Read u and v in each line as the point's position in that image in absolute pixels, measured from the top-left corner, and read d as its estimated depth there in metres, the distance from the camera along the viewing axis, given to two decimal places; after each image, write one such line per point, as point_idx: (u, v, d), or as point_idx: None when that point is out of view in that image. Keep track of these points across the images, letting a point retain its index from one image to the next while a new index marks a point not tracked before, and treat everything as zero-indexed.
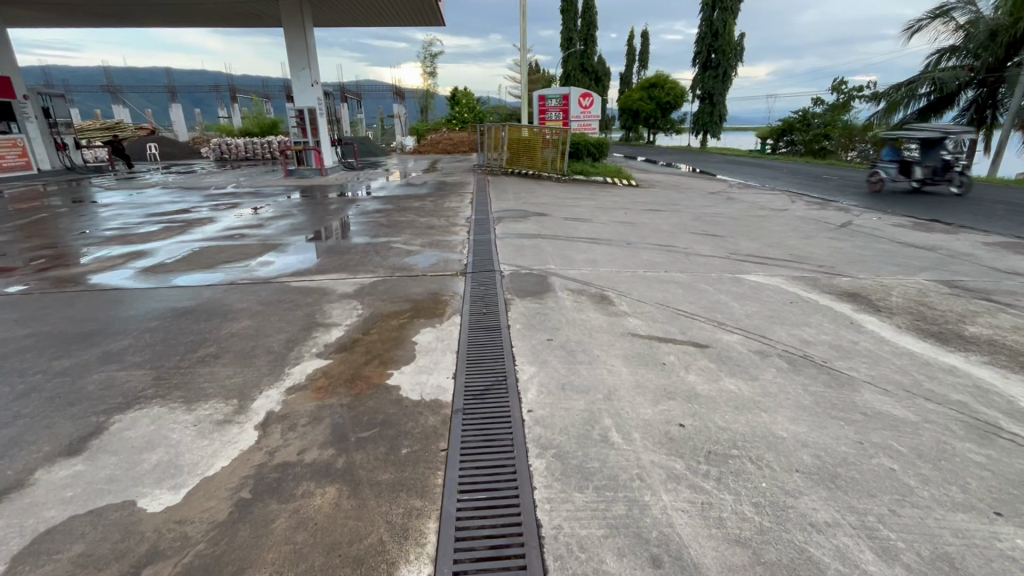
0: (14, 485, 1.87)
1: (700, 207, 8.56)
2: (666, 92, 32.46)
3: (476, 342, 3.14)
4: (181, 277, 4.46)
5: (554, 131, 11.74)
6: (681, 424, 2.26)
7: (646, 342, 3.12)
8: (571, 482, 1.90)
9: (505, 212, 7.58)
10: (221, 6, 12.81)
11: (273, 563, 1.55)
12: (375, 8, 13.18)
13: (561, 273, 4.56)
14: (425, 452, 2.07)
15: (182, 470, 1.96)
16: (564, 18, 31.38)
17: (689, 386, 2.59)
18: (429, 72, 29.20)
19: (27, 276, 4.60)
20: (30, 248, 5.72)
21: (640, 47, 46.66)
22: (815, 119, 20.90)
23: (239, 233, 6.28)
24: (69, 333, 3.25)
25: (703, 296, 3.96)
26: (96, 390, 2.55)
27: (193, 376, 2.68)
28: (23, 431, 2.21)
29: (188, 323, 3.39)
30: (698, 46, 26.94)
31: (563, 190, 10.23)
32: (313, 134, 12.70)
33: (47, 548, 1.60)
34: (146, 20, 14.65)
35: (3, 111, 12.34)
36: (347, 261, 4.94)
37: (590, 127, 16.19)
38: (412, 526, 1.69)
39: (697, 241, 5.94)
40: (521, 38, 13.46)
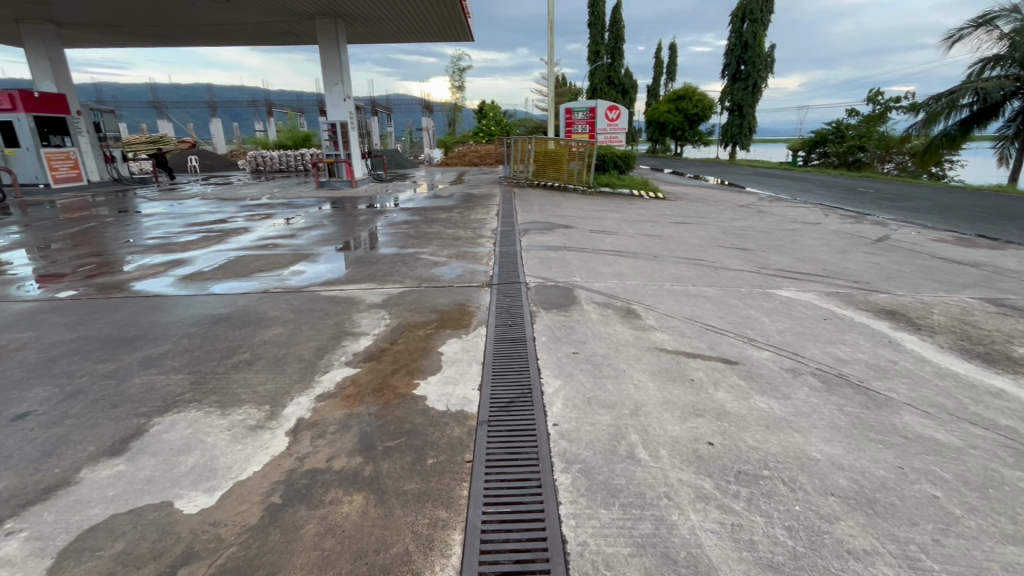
0: (60, 483, 1.96)
1: (728, 220, 8.43)
2: (694, 105, 32.14)
3: (501, 353, 3.16)
4: (217, 284, 4.64)
5: (580, 144, 11.79)
6: (709, 443, 2.21)
7: (673, 358, 3.07)
8: (597, 498, 1.88)
9: (531, 224, 7.63)
10: (262, 26, 13.35)
11: (303, 568, 1.58)
12: (407, 25, 13.56)
13: (587, 285, 4.54)
14: (450, 463, 2.08)
15: (217, 473, 2.02)
16: (591, 31, 31.49)
17: (718, 404, 2.54)
18: (457, 86, 29.67)
19: (75, 283, 4.84)
20: (79, 255, 6.04)
21: (668, 60, 46.70)
22: (849, 130, 20.45)
23: (271, 243, 6.47)
24: (114, 337, 3.41)
25: (732, 311, 3.89)
26: (137, 393, 2.66)
27: (229, 382, 2.77)
28: (70, 430, 2.32)
29: (224, 330, 3.51)
30: (727, 58, 26.67)
31: (588, 202, 10.23)
32: (344, 147, 13.05)
33: (90, 545, 1.66)
34: (191, 40, 15.37)
35: (58, 127, 13.09)
36: (376, 271, 5.04)
37: (617, 140, 16.14)
38: (438, 537, 1.70)
39: (725, 255, 5.84)
40: (549, 52, 13.60)
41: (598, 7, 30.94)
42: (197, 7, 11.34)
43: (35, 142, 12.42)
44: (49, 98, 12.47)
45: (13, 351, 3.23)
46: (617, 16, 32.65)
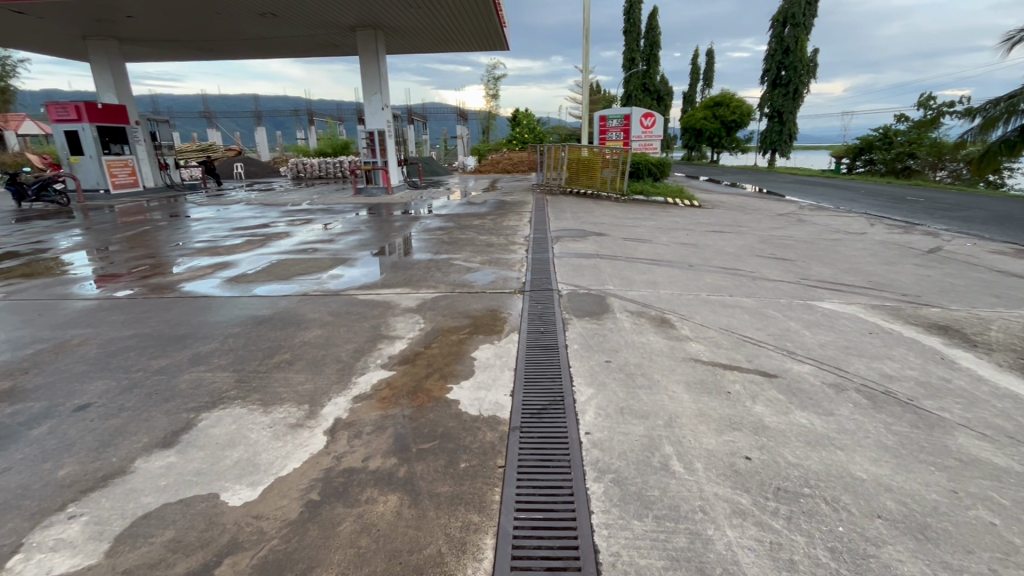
0: (117, 472, 2.08)
1: (767, 229, 8.21)
2: (731, 111, 31.47)
3: (533, 360, 3.17)
4: (261, 286, 4.83)
5: (614, 151, 11.72)
6: (747, 457, 2.15)
7: (709, 369, 3.01)
8: (630, 509, 1.85)
9: (564, 231, 7.62)
10: (306, 39, 13.86)
11: (340, 565, 1.62)
12: (444, 36, 13.83)
13: (620, 293, 4.51)
14: (483, 467, 2.10)
15: (259, 468, 2.10)
16: (626, 38, 31.34)
17: (756, 417, 2.47)
18: (492, 94, 30.01)
19: (131, 283, 5.13)
20: (135, 257, 6.39)
21: (705, 66, 46.09)
22: (897, 137, 19.60)
23: (311, 247, 6.68)
24: (165, 335, 3.59)
25: (772, 323, 3.78)
26: (186, 388, 2.80)
27: (270, 380, 2.87)
28: (126, 422, 2.45)
29: (266, 330, 3.64)
30: (767, 64, 26.00)
31: (622, 210, 10.14)
32: (381, 155, 13.38)
33: (143, 532, 1.75)
34: (240, 53, 16.09)
35: (118, 136, 13.92)
36: (411, 276, 5.14)
37: (652, 147, 15.96)
38: (470, 540, 1.72)
39: (764, 265, 5.68)
40: (584, 60, 13.62)
41: (634, 14, 30.73)
42: (246, 22, 11.87)
43: (97, 151, 13.25)
44: (111, 108, 13.28)
45: (74, 346, 3.44)
46: (653, 23, 32.40)
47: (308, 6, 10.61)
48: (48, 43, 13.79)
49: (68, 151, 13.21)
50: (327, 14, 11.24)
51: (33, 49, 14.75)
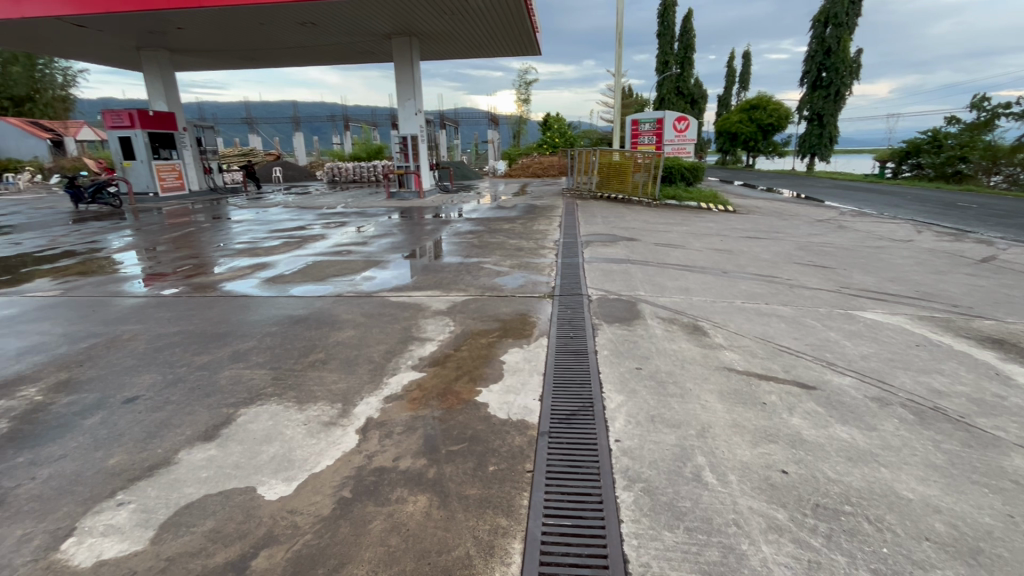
0: (162, 462, 2.17)
1: (806, 235, 7.96)
2: (768, 115, 30.60)
3: (563, 365, 3.16)
4: (297, 287, 4.97)
5: (646, 155, 11.60)
6: (783, 471, 2.09)
7: (744, 379, 2.93)
8: (660, 519, 1.82)
9: (594, 235, 7.57)
10: (344, 46, 14.24)
11: (370, 563, 1.64)
12: (478, 42, 13.99)
13: (651, 299, 4.45)
14: (511, 471, 2.10)
15: (294, 464, 2.15)
16: (660, 42, 31.03)
17: (793, 430, 2.39)
18: (523, 99, 30.14)
19: (176, 281, 5.37)
20: (180, 257, 6.69)
21: (742, 69, 45.16)
22: (948, 140, 18.70)
23: (345, 249, 6.84)
24: (207, 333, 3.73)
25: (810, 333, 3.65)
26: (226, 384, 2.90)
27: (305, 379, 2.95)
28: (171, 415, 2.56)
29: (301, 330, 3.75)
30: (806, 65, 25.22)
31: (654, 214, 10.01)
32: (414, 159, 13.59)
33: (186, 521, 1.83)
34: (281, 61, 16.67)
35: (167, 141, 14.61)
36: (441, 279, 5.20)
37: (685, 151, 15.71)
38: (498, 544, 1.72)
39: (802, 273, 5.50)
40: (617, 64, 13.53)
41: (668, 17, 30.38)
42: (287, 32, 12.28)
43: (148, 156, 13.94)
44: (161, 116, 13.96)
45: (125, 340, 3.62)
46: (687, 25, 31.94)
47: (347, 15, 10.91)
48: (106, 55, 14.63)
49: (121, 156, 13.95)
50: (365, 22, 11.54)
51: (92, 60, 15.67)
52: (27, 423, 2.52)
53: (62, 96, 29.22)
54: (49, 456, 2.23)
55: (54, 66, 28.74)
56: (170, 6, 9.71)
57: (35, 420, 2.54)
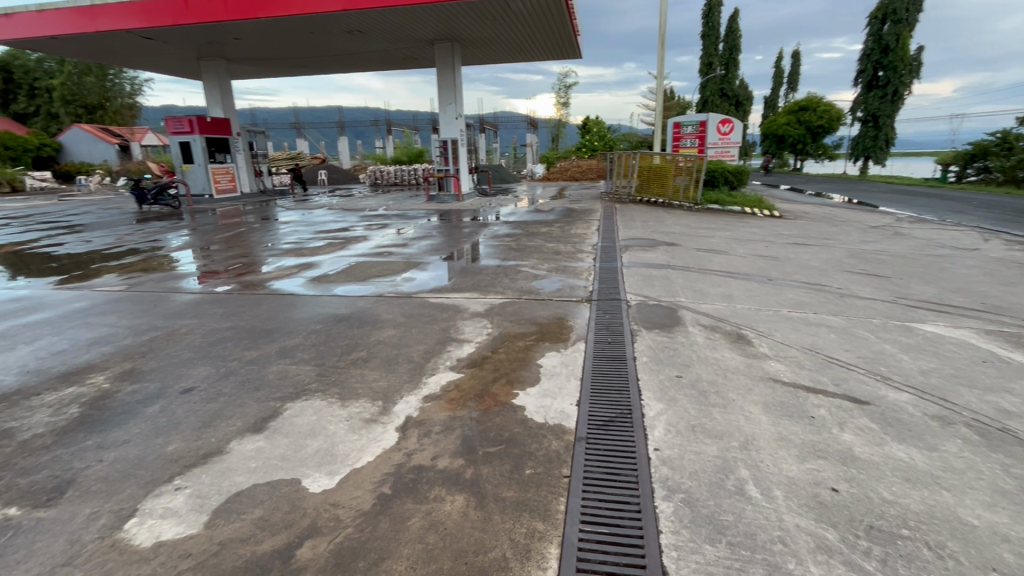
0: (215, 451, 2.28)
1: (858, 242, 7.59)
2: (818, 116, 29.36)
3: (600, 370, 3.12)
4: (340, 286, 5.14)
5: (689, 159, 11.36)
6: (833, 489, 1.99)
7: (790, 391, 2.81)
8: (701, 532, 1.77)
9: (633, 240, 7.46)
10: (389, 53, 14.63)
11: (408, 559, 1.67)
12: (520, 47, 14.06)
13: (692, 306, 4.35)
14: (548, 476, 2.10)
15: (337, 459, 2.22)
16: (704, 43, 30.38)
17: (845, 447, 2.28)
18: (562, 102, 30.11)
19: (228, 279, 5.65)
20: (233, 256, 7.02)
21: (790, 69, 43.65)
22: (1020, 142, 17.44)
23: (386, 251, 7.01)
24: (256, 329, 3.91)
25: (862, 345, 3.48)
26: (274, 378, 3.03)
27: (347, 375, 3.05)
28: (223, 406, 2.69)
29: (344, 328, 3.86)
30: (861, 64, 24.07)
31: (696, 219, 9.79)
32: (453, 162, 13.78)
33: (236, 509, 1.91)
34: (329, 68, 17.25)
35: (222, 146, 15.39)
36: (479, 282, 5.25)
37: (729, 154, 15.28)
38: (534, 548, 1.72)
39: (853, 281, 5.24)
40: (659, 66, 13.32)
41: (714, 17, 29.67)
42: (335, 39, 12.70)
43: (205, 159, 14.71)
44: (218, 121, 14.75)
45: (182, 334, 3.83)
46: (733, 25, 31.11)
47: (392, 23, 11.19)
48: (171, 65, 15.60)
49: (181, 160, 14.80)
50: (410, 29, 11.79)
51: (158, 70, 16.69)
52: (95, 408, 2.70)
53: (129, 103, 31.27)
54: (115, 440, 2.38)
55: (124, 75, 30.80)
56: (228, 17, 10.31)
57: (102, 406, 2.73)
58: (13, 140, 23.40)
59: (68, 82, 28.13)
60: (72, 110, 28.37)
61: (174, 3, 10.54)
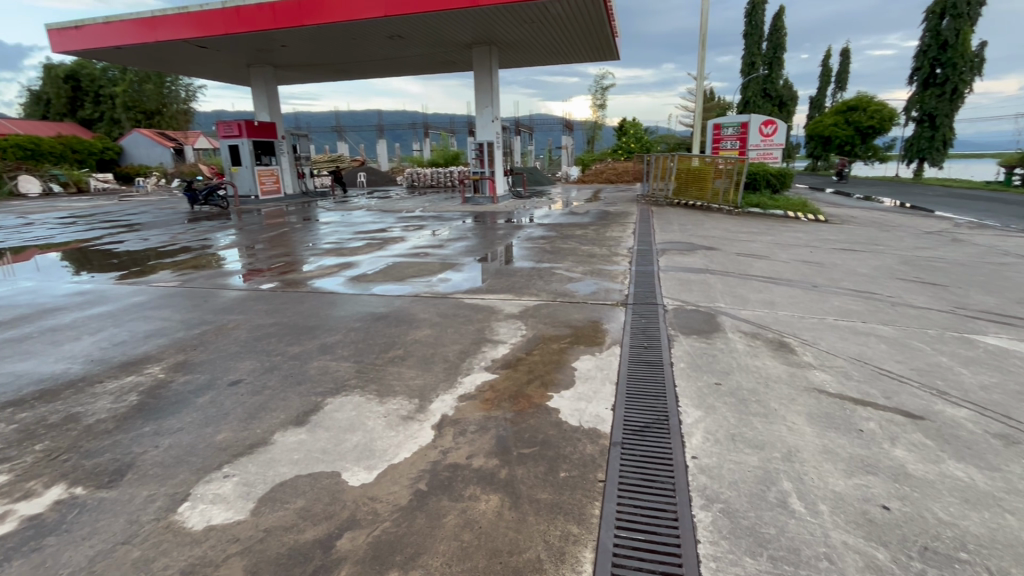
0: (261, 442, 2.37)
1: (911, 248, 7.21)
2: (868, 116, 28.05)
3: (636, 375, 3.08)
4: (378, 286, 5.26)
5: (729, 161, 11.06)
6: (884, 506, 1.90)
7: (837, 402, 2.70)
8: (741, 544, 1.73)
9: (670, 243, 7.32)
10: (427, 57, 14.88)
11: (444, 555, 1.70)
12: (557, 49, 14.04)
13: (732, 312, 4.23)
14: (583, 479, 2.08)
15: (376, 454, 2.28)
16: (747, 42, 29.57)
17: (896, 463, 2.17)
18: (598, 104, 29.87)
19: (272, 277, 5.86)
20: (276, 255, 7.27)
21: (838, 68, 41.95)
22: None
23: (422, 251, 7.13)
24: (298, 325, 4.04)
25: (916, 357, 3.31)
26: (315, 373, 3.13)
27: (385, 373, 3.12)
28: (268, 399, 2.80)
29: (382, 327, 3.95)
30: (917, 61, 22.86)
31: (736, 222, 9.53)
32: (489, 165, 13.88)
33: (280, 499, 1.98)
34: (369, 73, 17.68)
35: (268, 149, 16.00)
36: (513, 283, 5.27)
37: (771, 156, 14.78)
38: (569, 551, 1.71)
39: (906, 290, 4.99)
40: (699, 66, 13.05)
41: (757, 16, 28.87)
42: (375, 45, 13.02)
43: (251, 162, 15.34)
44: (265, 125, 15.42)
45: (230, 329, 4.01)
46: (778, 23, 30.18)
47: (432, 28, 11.40)
48: (222, 72, 16.39)
49: (230, 162, 15.46)
50: (449, 34, 11.98)
51: (210, 78, 17.50)
52: (152, 396, 2.86)
53: (184, 109, 32.87)
54: (170, 428, 2.51)
55: (179, 82, 32.46)
56: (275, 26, 10.80)
57: (158, 395, 2.88)
58: (79, 144, 25.00)
59: (129, 89, 29.85)
60: (132, 115, 30.05)
61: (227, 14, 11.11)
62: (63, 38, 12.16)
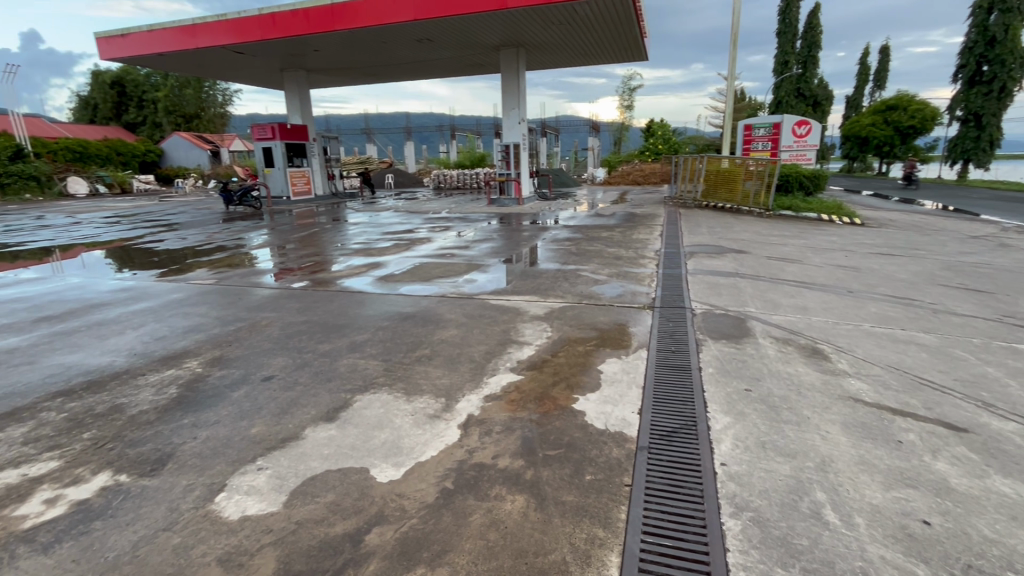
0: (293, 437, 2.44)
1: (955, 253, 6.90)
2: (909, 116, 27.00)
3: (663, 379, 3.05)
4: (405, 286, 5.33)
5: (760, 162, 10.82)
6: (925, 521, 1.83)
7: (873, 412, 2.62)
8: (772, 555, 1.69)
9: (699, 246, 7.19)
10: (455, 60, 15.04)
11: (470, 553, 1.71)
12: (585, 51, 14.00)
13: (763, 317, 4.14)
14: (609, 483, 2.07)
15: (403, 451, 2.31)
16: (780, 40, 28.87)
17: (938, 477, 2.08)
18: (626, 105, 29.62)
19: (303, 276, 6.01)
20: (306, 254, 7.46)
21: (877, 66, 40.52)
22: None
23: (448, 252, 7.20)
24: (328, 324, 4.13)
25: (959, 367, 3.17)
26: (345, 371, 3.20)
27: (413, 372, 3.16)
28: (299, 395, 2.87)
29: (409, 326, 4.00)
30: (962, 58, 21.86)
31: (767, 225, 9.31)
32: (515, 166, 13.85)
33: (311, 492, 2.03)
34: (398, 75, 17.95)
35: (300, 151, 16.40)
36: (539, 285, 5.27)
37: (805, 157, 14.38)
38: (595, 554, 1.70)
39: (949, 297, 4.79)
40: (730, 66, 12.81)
41: (791, 13, 28.17)
42: (404, 48, 13.22)
43: (284, 163, 15.75)
44: (297, 128, 15.83)
45: (263, 325, 4.13)
46: (813, 20, 29.36)
47: (460, 31, 11.52)
48: (257, 77, 16.91)
49: (263, 164, 15.92)
50: (477, 36, 12.09)
51: (246, 82, 18.08)
52: (191, 390, 2.97)
53: (221, 112, 34.02)
54: (207, 420, 2.61)
55: (217, 87, 33.62)
56: (309, 31, 11.10)
57: (196, 389, 2.99)
58: (123, 147, 26.14)
59: (170, 94, 31.06)
60: (172, 119, 31.28)
61: (263, 20, 11.47)
62: (110, 46, 12.75)
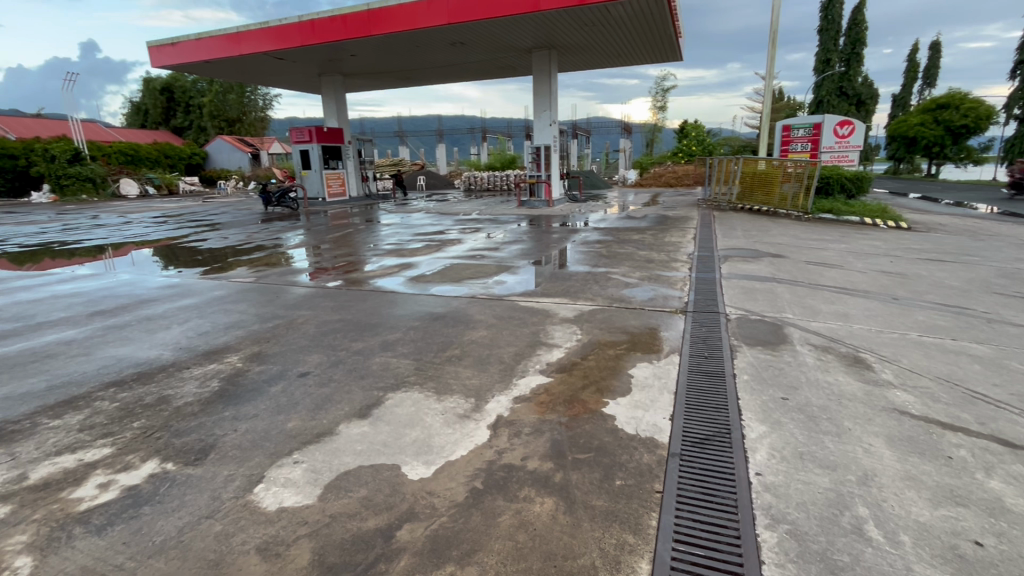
0: (327, 432, 2.50)
1: (1012, 260, 6.50)
2: (961, 115, 25.64)
3: (696, 385, 2.98)
4: (436, 286, 5.40)
5: (799, 163, 10.47)
6: (977, 542, 1.74)
7: (921, 426, 2.49)
8: (811, 569, 1.63)
9: (734, 250, 7.02)
10: (487, 62, 15.15)
11: (500, 553, 1.72)
12: (618, 52, 13.88)
13: (801, 323, 4.00)
14: (639, 489, 2.04)
15: (433, 450, 2.34)
16: (822, 38, 27.89)
17: (992, 496, 1.97)
18: (659, 106, 29.21)
19: (337, 275, 6.17)
20: (340, 254, 7.65)
21: (927, 62, 38.61)
22: None
23: (477, 254, 7.26)
24: (361, 322, 4.22)
25: (1015, 380, 2.99)
26: (377, 369, 3.26)
27: (443, 372, 3.20)
28: (334, 391, 2.95)
29: (439, 327, 4.05)
30: (1021, 53, 20.58)
31: (805, 229, 9.01)
32: (545, 168, 13.87)
33: (345, 487, 2.08)
34: (432, 79, 18.20)
35: (335, 153, 16.82)
36: (568, 287, 5.25)
37: (847, 158, 13.81)
38: (624, 560, 1.68)
39: (1004, 306, 4.52)
40: (768, 65, 12.46)
41: (834, 9, 27.19)
42: (438, 52, 13.41)
43: (320, 166, 16.21)
44: (333, 131, 16.25)
45: (300, 323, 4.26)
46: (858, 16, 28.24)
47: (493, 34, 11.61)
48: (296, 82, 17.44)
49: (301, 166, 16.43)
50: (509, 39, 12.15)
51: (286, 87, 18.67)
52: (232, 383, 3.09)
53: (261, 116, 35.25)
54: (246, 413, 2.71)
55: (258, 92, 34.88)
56: (346, 36, 11.40)
57: (237, 382, 3.11)
58: (171, 150, 27.42)
59: (215, 99, 32.38)
60: (217, 123, 32.62)
61: (302, 27, 11.84)
62: (160, 54, 13.38)
